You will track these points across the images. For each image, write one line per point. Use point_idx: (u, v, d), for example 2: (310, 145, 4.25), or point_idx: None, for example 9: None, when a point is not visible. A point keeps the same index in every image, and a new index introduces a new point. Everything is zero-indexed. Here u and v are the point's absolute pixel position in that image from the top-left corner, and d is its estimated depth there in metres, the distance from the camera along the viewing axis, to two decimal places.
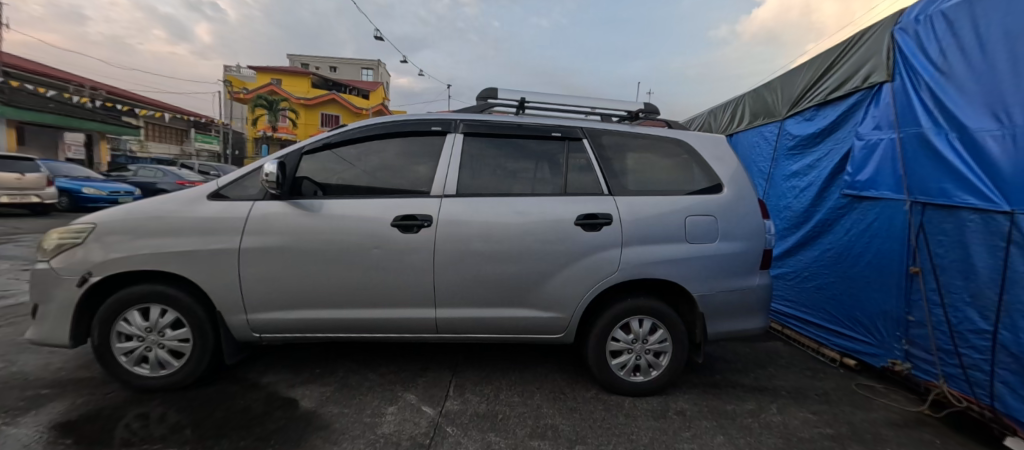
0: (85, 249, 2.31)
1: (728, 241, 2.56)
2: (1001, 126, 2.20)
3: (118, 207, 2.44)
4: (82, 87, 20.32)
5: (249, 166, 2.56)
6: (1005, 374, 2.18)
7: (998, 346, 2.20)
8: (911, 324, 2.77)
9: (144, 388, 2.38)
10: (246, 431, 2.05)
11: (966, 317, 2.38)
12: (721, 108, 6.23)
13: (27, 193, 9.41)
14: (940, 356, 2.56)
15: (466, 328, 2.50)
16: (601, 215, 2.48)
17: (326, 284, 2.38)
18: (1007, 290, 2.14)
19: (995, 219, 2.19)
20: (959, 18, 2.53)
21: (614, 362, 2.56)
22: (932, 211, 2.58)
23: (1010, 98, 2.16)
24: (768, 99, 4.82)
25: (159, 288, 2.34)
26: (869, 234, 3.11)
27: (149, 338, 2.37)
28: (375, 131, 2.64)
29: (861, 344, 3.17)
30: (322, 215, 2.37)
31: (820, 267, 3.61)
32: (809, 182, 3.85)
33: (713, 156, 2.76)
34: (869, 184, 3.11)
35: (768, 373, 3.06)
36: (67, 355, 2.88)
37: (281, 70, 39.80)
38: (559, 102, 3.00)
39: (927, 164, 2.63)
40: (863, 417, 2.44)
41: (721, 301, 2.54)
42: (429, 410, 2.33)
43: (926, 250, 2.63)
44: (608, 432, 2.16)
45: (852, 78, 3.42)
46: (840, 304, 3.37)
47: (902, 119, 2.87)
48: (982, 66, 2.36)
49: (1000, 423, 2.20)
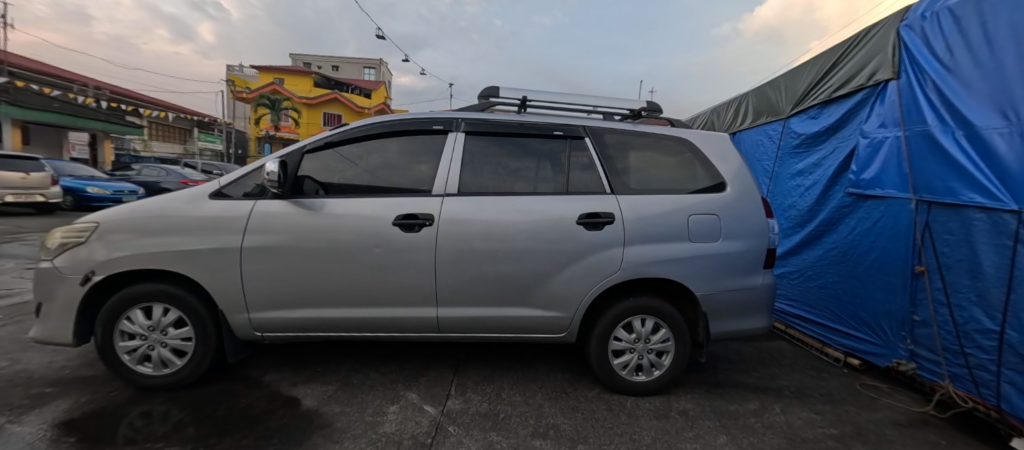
0: (88, 247, 2.32)
1: (731, 240, 2.54)
2: (1008, 124, 2.18)
3: (120, 206, 2.45)
4: (86, 87, 20.39)
5: (251, 165, 2.56)
6: (1012, 375, 2.17)
7: (1004, 345, 2.19)
8: (916, 324, 2.75)
9: (148, 387, 2.39)
10: (247, 430, 2.05)
11: (972, 316, 2.36)
12: (724, 106, 6.19)
13: (32, 192, 9.46)
14: (945, 355, 2.55)
15: (468, 327, 2.50)
16: (603, 214, 2.46)
17: (327, 283, 2.38)
18: (1014, 289, 2.12)
19: (1001, 217, 2.18)
20: (965, 14, 2.51)
21: (616, 362, 2.55)
22: (938, 210, 2.55)
23: (1016, 95, 2.14)
24: (772, 96, 4.79)
25: (160, 287, 2.35)
26: (874, 233, 3.09)
27: (152, 337, 2.38)
28: (376, 130, 2.64)
29: (866, 343, 3.14)
30: (322, 214, 2.37)
31: (825, 266, 3.58)
32: (814, 180, 3.82)
33: (716, 154, 2.74)
34: (875, 182, 3.08)
35: (772, 373, 3.04)
36: (71, 354, 2.89)
37: (284, 69, 39.92)
38: (560, 101, 2.98)
39: (933, 162, 2.61)
40: (868, 417, 2.42)
41: (723, 300, 2.52)
42: (431, 409, 2.33)
43: (931, 249, 2.61)
44: (610, 432, 2.15)
45: (857, 76, 3.39)
46: (845, 303, 3.35)
47: (907, 117, 2.85)
48: (989, 63, 2.33)
49: (1007, 423, 2.20)
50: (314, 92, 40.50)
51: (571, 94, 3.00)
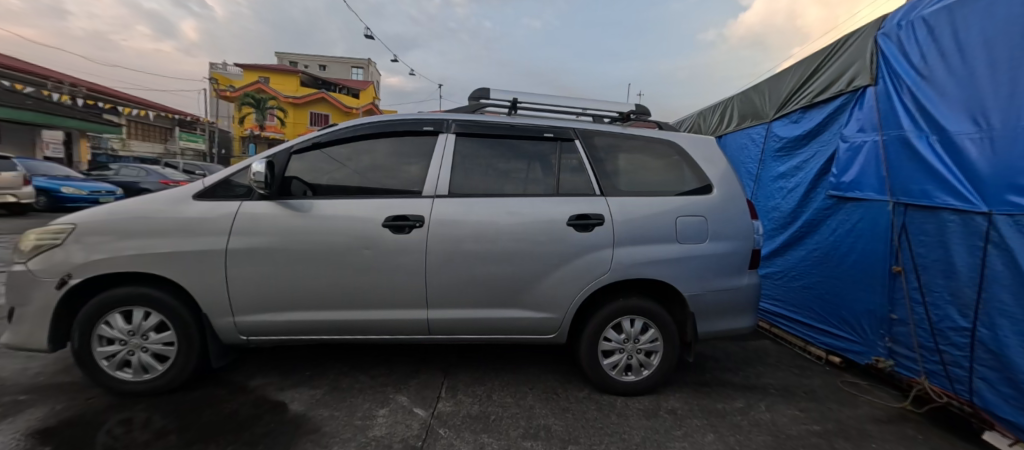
0: (64, 250, 2.24)
1: (718, 241, 2.59)
2: (980, 129, 2.28)
3: (98, 207, 2.37)
4: (60, 83, 19.70)
5: (236, 165, 2.51)
6: (984, 371, 2.25)
7: (976, 342, 2.28)
8: (894, 322, 2.84)
9: (128, 393, 2.32)
10: (233, 436, 2.02)
11: (946, 315, 2.45)
12: (710, 110, 6.29)
13: (2, 193, 9.11)
14: (922, 353, 2.64)
15: (459, 329, 2.49)
16: (593, 216, 2.49)
17: (316, 286, 2.35)
18: (985, 288, 2.21)
19: (973, 219, 2.26)
20: (939, 24, 2.60)
21: (606, 362, 2.57)
22: (915, 212, 2.64)
23: (988, 102, 2.24)
24: (756, 100, 4.90)
25: (142, 290, 2.29)
26: (854, 235, 3.18)
27: (132, 341, 2.31)
28: (365, 131, 2.62)
29: (847, 341, 3.23)
30: (311, 215, 2.34)
31: (807, 267, 3.67)
32: (797, 183, 3.91)
33: (703, 157, 2.79)
34: (854, 185, 3.17)
35: (757, 371, 3.10)
36: (46, 360, 2.79)
37: (269, 68, 39.28)
38: (551, 103, 2.99)
39: (909, 165, 2.70)
40: (849, 413, 2.49)
41: (710, 300, 2.57)
42: (421, 412, 2.31)
43: (908, 250, 2.70)
44: (600, 431, 2.17)
45: (837, 82, 3.49)
46: (826, 302, 3.43)
47: (885, 122, 2.94)
48: (962, 71, 2.43)
49: (979, 417, 2.28)
50: (298, 92, 39.84)
51: (561, 97, 3.02)
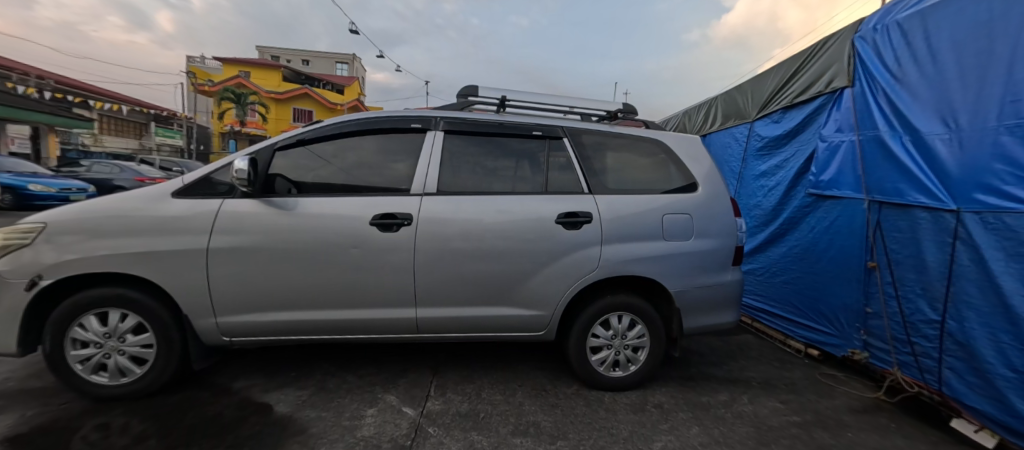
0: (34, 250, 2.15)
1: (703, 238, 2.64)
2: (950, 130, 2.37)
3: (70, 205, 2.28)
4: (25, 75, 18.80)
5: (218, 162, 2.44)
6: (952, 361, 2.36)
7: (945, 334, 2.38)
8: (869, 316, 2.94)
9: (104, 397, 2.25)
10: (216, 439, 1.97)
11: (917, 308, 2.55)
12: (695, 109, 6.39)
13: None
14: (894, 345, 2.74)
15: (448, 327, 2.49)
16: (582, 214, 2.51)
17: (302, 285, 2.31)
18: (954, 282, 2.30)
19: (942, 216, 2.36)
20: (913, 28, 2.69)
21: (594, 358, 2.60)
22: (888, 210, 2.74)
23: (957, 104, 2.33)
24: (739, 100, 5.00)
25: (119, 291, 2.22)
26: (831, 232, 3.28)
27: (108, 344, 2.24)
28: (351, 127, 2.58)
29: (824, 335, 3.33)
30: (296, 213, 2.30)
31: (788, 263, 3.77)
32: (778, 181, 4.01)
33: (688, 156, 2.84)
34: (832, 184, 3.27)
35: (739, 365, 3.18)
36: (15, 365, 2.68)
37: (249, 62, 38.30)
38: (539, 101, 3.00)
39: (884, 165, 2.79)
40: (827, 404, 2.58)
41: (695, 296, 2.62)
42: (410, 411, 2.30)
43: (882, 246, 2.80)
44: (589, 427, 2.20)
45: (816, 83, 3.58)
46: (805, 297, 3.54)
47: (861, 122, 3.04)
48: (933, 73, 2.52)
49: (948, 406, 2.39)
50: (279, 87, 38.95)
51: (549, 95, 3.02)
